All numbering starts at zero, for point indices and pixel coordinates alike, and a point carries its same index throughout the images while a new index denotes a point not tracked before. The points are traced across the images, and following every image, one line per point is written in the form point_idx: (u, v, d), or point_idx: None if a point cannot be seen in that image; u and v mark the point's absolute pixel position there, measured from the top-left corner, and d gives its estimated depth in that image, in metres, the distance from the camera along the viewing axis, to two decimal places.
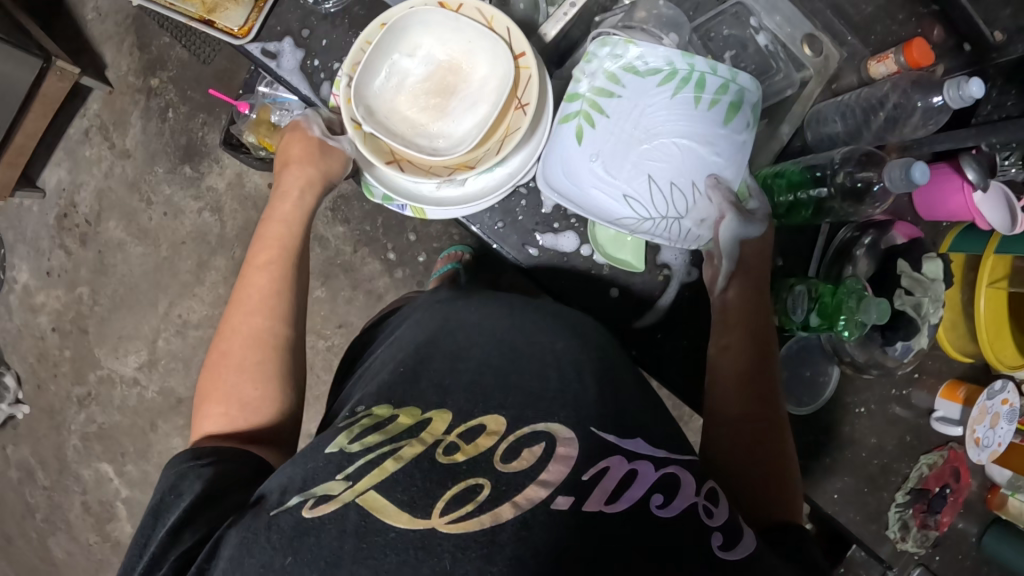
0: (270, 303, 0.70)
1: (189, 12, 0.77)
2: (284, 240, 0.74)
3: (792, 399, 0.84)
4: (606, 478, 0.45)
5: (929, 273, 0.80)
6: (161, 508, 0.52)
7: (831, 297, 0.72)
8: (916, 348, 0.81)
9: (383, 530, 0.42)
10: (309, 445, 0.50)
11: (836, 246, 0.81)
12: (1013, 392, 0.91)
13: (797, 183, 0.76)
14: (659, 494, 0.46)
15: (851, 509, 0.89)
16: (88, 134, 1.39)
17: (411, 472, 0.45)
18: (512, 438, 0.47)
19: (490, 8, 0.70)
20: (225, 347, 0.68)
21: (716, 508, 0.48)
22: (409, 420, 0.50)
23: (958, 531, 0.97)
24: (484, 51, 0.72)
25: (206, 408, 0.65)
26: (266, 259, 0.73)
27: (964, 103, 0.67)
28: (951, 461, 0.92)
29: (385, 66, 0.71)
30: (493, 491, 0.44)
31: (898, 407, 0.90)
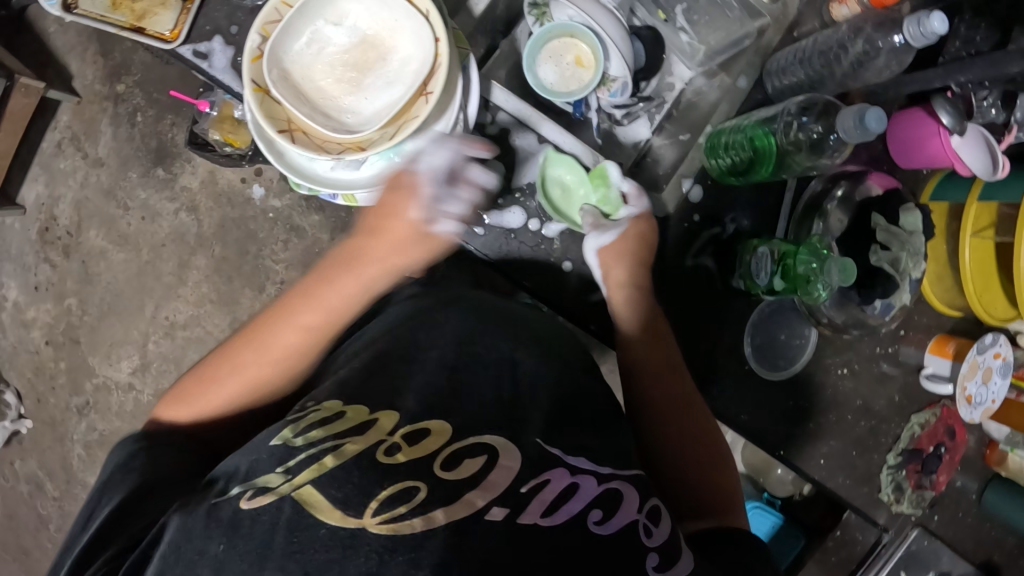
0: (293, 359, 0.66)
1: (119, 21, 0.74)
2: (342, 304, 0.68)
3: (769, 364, 0.80)
4: (543, 491, 0.47)
5: (906, 225, 0.76)
6: (95, 511, 0.56)
7: (796, 262, 0.70)
8: (897, 305, 0.78)
9: (312, 526, 0.41)
10: (258, 436, 0.51)
11: (805, 202, 0.77)
12: (1005, 346, 0.87)
13: (751, 138, 0.70)
14: (597, 511, 0.48)
15: (842, 474, 0.86)
16: (61, 146, 1.38)
17: (347, 469, 0.45)
18: (453, 447, 0.48)
19: None
20: (224, 362, 0.66)
21: (656, 527, 0.50)
22: (357, 419, 0.51)
23: (957, 490, 0.94)
24: (409, 27, 0.64)
25: (182, 402, 0.65)
26: (308, 322, 0.66)
27: (926, 41, 0.63)
28: (945, 419, 0.90)
29: (308, 31, 0.64)
30: (428, 494, 0.44)
31: (884, 364, 0.87)
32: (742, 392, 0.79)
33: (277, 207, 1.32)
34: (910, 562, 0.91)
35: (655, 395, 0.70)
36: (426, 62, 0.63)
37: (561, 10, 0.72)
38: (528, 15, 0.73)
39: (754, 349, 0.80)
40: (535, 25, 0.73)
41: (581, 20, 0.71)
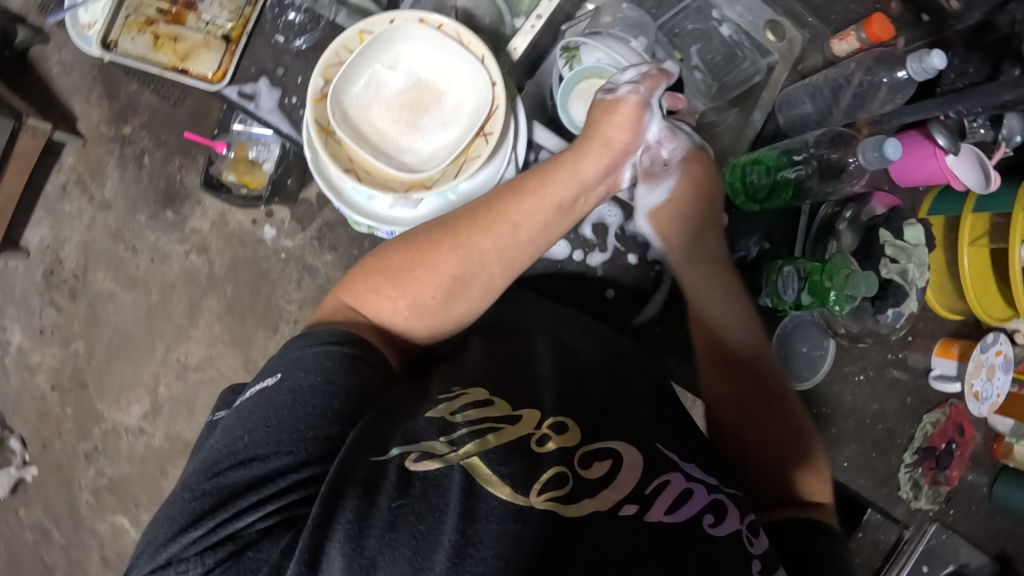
0: (506, 254, 0.65)
1: (161, 61, 0.83)
2: (561, 195, 0.66)
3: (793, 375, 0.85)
4: (667, 490, 0.51)
5: (911, 239, 0.82)
6: (256, 443, 0.50)
7: (823, 284, 0.73)
8: (906, 313, 0.82)
9: (484, 496, 0.47)
10: (411, 408, 0.57)
11: (818, 223, 0.82)
12: (1005, 342, 0.93)
13: (773, 167, 0.76)
14: (709, 514, 0.51)
15: (865, 475, 0.91)
16: (66, 188, 1.38)
17: (506, 451, 0.51)
18: (589, 446, 0.53)
19: (468, 32, 0.67)
20: (425, 257, 0.63)
21: (757, 538, 0.51)
22: (503, 410, 0.55)
23: (969, 485, 1.01)
24: (461, 72, 0.70)
25: (380, 291, 0.63)
26: (529, 212, 0.65)
27: (927, 75, 0.69)
28: (953, 417, 0.96)
29: (365, 75, 0.69)
30: (570, 488, 0.49)
31: (896, 370, 0.92)
32: None
33: (290, 247, 1.33)
34: (930, 556, 0.96)
35: (726, 390, 0.69)
36: (482, 105, 0.68)
37: (589, 52, 0.75)
38: (559, 57, 0.77)
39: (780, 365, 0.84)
40: (566, 67, 0.77)
41: (608, 62, 0.75)
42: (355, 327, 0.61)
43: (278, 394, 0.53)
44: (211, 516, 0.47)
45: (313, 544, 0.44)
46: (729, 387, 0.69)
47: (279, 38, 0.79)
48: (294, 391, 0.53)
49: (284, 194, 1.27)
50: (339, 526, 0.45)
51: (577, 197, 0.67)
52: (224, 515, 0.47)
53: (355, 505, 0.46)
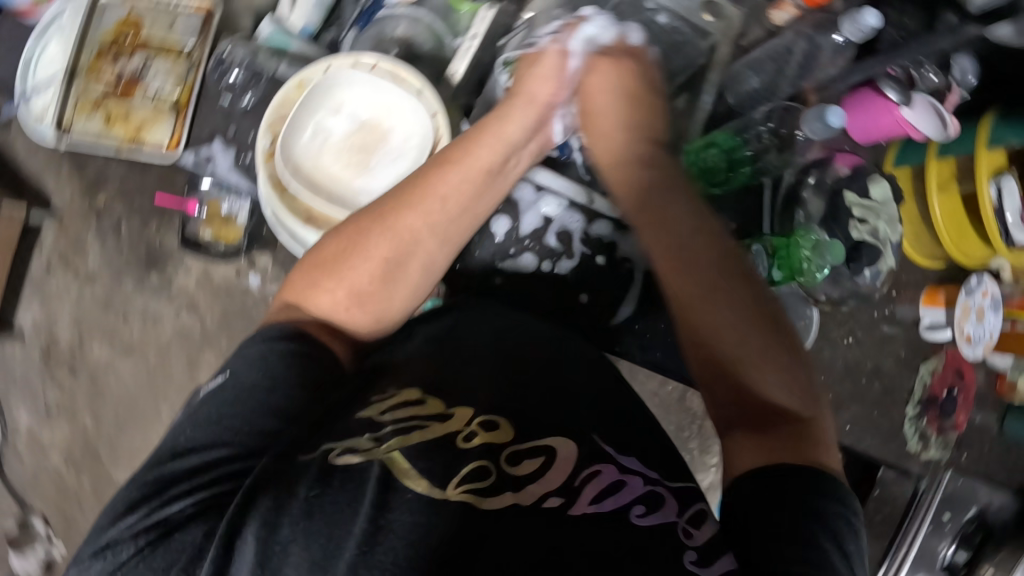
0: (442, 227, 0.65)
1: (117, 137, 0.84)
2: (490, 158, 0.67)
3: None
4: (597, 479, 0.52)
5: (878, 195, 0.82)
6: (201, 438, 0.51)
7: (788, 259, 0.75)
8: (883, 270, 0.83)
9: (401, 491, 0.48)
10: (345, 406, 0.59)
11: (783, 195, 0.82)
12: (990, 282, 0.91)
13: (729, 148, 0.78)
14: (640, 505, 0.50)
15: (868, 433, 0.92)
16: (50, 266, 1.39)
17: (429, 447, 0.52)
18: (517, 446, 0.53)
19: (402, 67, 0.69)
20: (358, 243, 0.62)
21: (697, 530, 0.49)
22: (437, 408, 0.56)
23: (979, 426, 1.02)
24: (402, 107, 0.71)
25: (318, 285, 0.61)
26: (459, 185, 0.65)
27: (864, 35, 0.70)
28: (951, 363, 0.95)
29: (310, 125, 0.71)
30: (494, 480, 0.51)
31: (886, 326, 0.93)
32: None
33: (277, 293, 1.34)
34: (951, 501, 0.92)
35: (687, 278, 0.58)
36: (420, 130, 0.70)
37: None
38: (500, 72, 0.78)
39: None
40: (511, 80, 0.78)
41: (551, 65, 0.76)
42: (297, 323, 0.60)
43: (221, 392, 0.54)
44: (140, 509, 0.48)
45: (231, 531, 0.46)
46: (690, 271, 0.58)
47: (223, 100, 0.84)
48: (242, 392, 0.53)
49: (262, 242, 1.29)
50: (255, 512, 0.46)
51: (504, 156, 0.68)
52: (154, 504, 0.48)
53: (270, 501, 0.47)
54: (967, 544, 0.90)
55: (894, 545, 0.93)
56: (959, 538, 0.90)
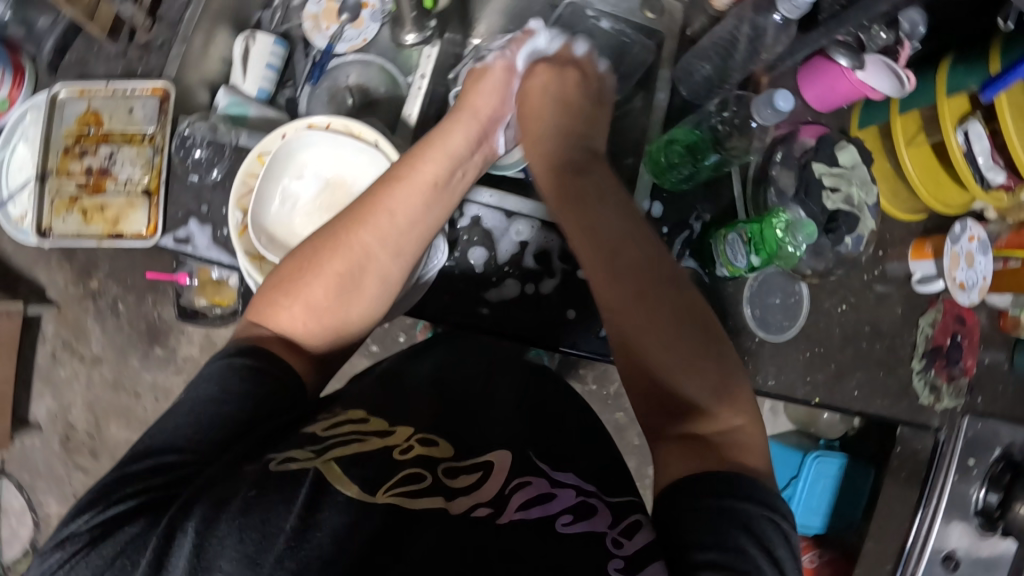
0: (388, 240, 0.67)
1: (96, 232, 0.88)
2: (437, 169, 0.69)
3: (775, 328, 0.85)
4: (526, 489, 0.56)
5: (846, 161, 0.83)
6: (154, 441, 0.54)
7: (763, 244, 0.75)
8: (864, 233, 0.84)
9: (333, 492, 0.51)
10: (287, 424, 0.61)
11: (753, 175, 0.83)
12: (976, 226, 0.92)
13: (691, 144, 0.77)
14: (566, 515, 0.54)
15: (881, 395, 0.91)
16: (56, 355, 1.41)
17: (367, 458, 0.55)
18: (454, 462, 0.58)
19: (355, 122, 0.72)
20: (309, 262, 0.66)
21: (627, 540, 0.53)
22: (377, 425, 0.61)
23: (989, 367, 1.03)
24: (361, 159, 0.74)
25: (276, 303, 0.65)
26: (407, 198, 0.68)
27: (800, 11, 0.67)
28: (948, 311, 0.95)
29: (278, 193, 0.74)
30: (428, 484, 0.55)
31: (879, 286, 0.92)
32: (764, 360, 0.85)
33: None
34: (973, 447, 0.97)
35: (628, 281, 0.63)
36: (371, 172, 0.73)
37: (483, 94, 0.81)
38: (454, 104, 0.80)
39: (757, 320, 0.84)
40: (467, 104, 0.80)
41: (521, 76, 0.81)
42: (259, 339, 0.63)
43: (179, 406, 0.56)
44: (88, 512, 0.49)
45: (172, 526, 0.47)
46: (631, 281, 0.62)
47: (193, 178, 0.84)
48: (197, 403, 0.56)
49: None
50: (195, 508, 0.47)
51: (452, 173, 0.70)
52: (103, 505, 0.49)
53: (212, 499, 0.48)
54: (997, 486, 0.95)
55: (926, 491, 0.98)
56: (989, 480, 0.96)
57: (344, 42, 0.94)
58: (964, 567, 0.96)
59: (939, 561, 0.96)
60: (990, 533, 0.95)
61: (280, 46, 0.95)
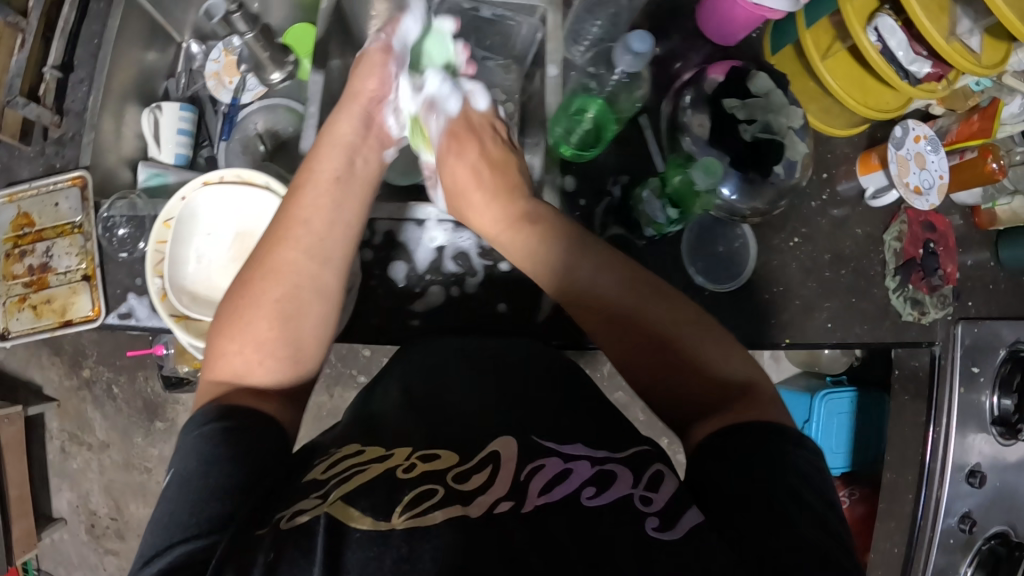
0: (315, 249, 0.68)
1: (49, 324, 0.89)
2: (337, 170, 0.72)
3: (723, 277, 0.82)
4: (542, 472, 0.56)
5: (759, 90, 0.77)
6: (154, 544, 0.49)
7: (681, 197, 0.76)
8: (795, 159, 0.80)
9: (348, 531, 0.50)
10: (288, 474, 0.59)
11: (666, 126, 0.82)
12: (921, 126, 0.89)
13: (578, 108, 0.77)
14: (589, 487, 0.54)
15: (859, 323, 0.88)
16: (65, 449, 1.43)
17: (373, 486, 0.54)
18: (460, 465, 0.57)
19: (245, 170, 0.76)
20: (247, 299, 0.65)
21: (654, 494, 0.54)
22: (375, 452, 0.60)
23: (975, 268, 0.99)
24: (260, 203, 0.77)
25: (224, 352, 0.63)
26: (322, 202, 0.69)
27: None
28: (914, 219, 0.91)
29: (191, 254, 0.77)
30: (444, 493, 0.54)
31: (831, 210, 0.89)
32: (721, 311, 0.81)
33: None
34: (975, 354, 0.96)
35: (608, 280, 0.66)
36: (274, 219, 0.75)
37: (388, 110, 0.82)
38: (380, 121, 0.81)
39: (699, 270, 0.82)
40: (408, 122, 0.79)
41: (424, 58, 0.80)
42: (224, 397, 0.61)
43: (167, 492, 0.53)
44: None
45: None
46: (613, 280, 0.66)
47: (122, 254, 0.86)
48: (185, 479, 0.53)
49: None
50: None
51: (352, 161, 0.73)
52: None
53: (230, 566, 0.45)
54: (1007, 390, 0.95)
55: (938, 404, 0.95)
56: (1000, 384, 0.96)
57: (247, 92, 1.00)
58: (990, 478, 0.95)
59: (966, 474, 0.94)
60: (1012, 439, 0.95)
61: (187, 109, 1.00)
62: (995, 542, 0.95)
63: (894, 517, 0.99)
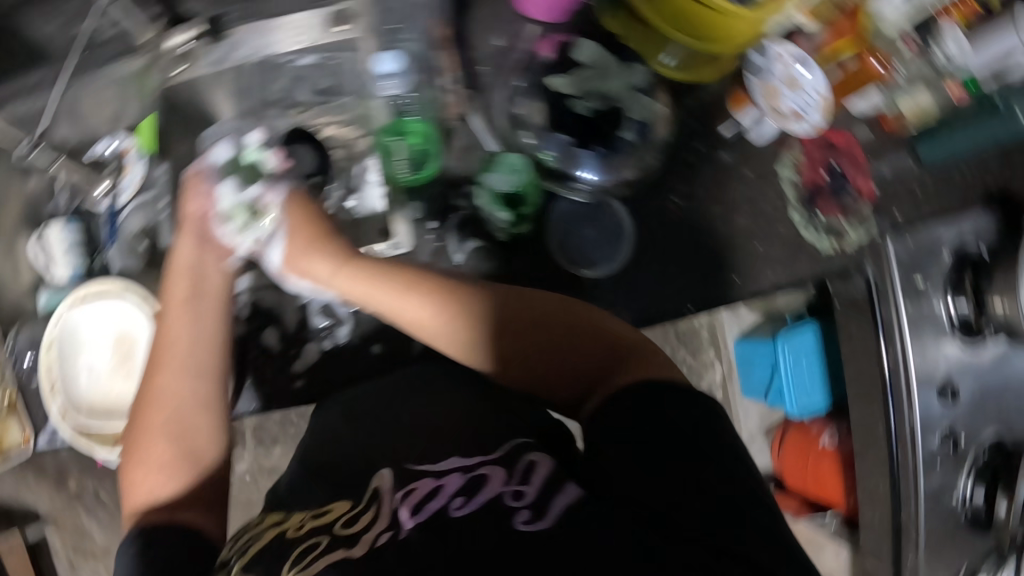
0: (189, 357, 0.66)
1: None
2: (187, 276, 0.71)
3: (599, 255, 0.85)
4: (414, 494, 0.48)
5: (586, 58, 0.83)
6: None
7: (515, 201, 0.87)
8: (647, 117, 0.83)
9: None
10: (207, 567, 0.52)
11: (506, 124, 0.86)
12: (785, 43, 0.75)
13: (419, 133, 0.86)
14: (459, 497, 0.46)
15: (769, 267, 0.82)
16: None
17: (258, 559, 0.47)
18: (348, 510, 0.49)
19: (100, 280, 0.78)
20: (138, 435, 0.63)
21: (526, 486, 0.47)
22: (272, 517, 0.52)
23: (894, 178, 0.86)
24: (125, 309, 0.79)
25: (130, 484, 0.61)
26: (181, 309, 0.68)
27: None
28: (811, 142, 0.89)
29: (79, 371, 0.79)
30: (326, 541, 0.46)
31: (712, 162, 0.84)
32: None
33: None
34: (917, 263, 0.80)
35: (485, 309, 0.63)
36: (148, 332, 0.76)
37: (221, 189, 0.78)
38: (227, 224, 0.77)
39: (562, 256, 0.86)
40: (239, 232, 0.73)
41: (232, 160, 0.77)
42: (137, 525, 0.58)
43: None
44: None
45: None
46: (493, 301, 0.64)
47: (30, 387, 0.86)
48: None
49: None
50: None
51: (198, 270, 0.71)
52: None
53: None
54: (962, 290, 0.78)
55: (885, 327, 0.80)
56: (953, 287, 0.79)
57: (125, 191, 0.89)
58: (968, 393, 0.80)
59: (935, 393, 0.80)
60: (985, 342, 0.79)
61: (75, 222, 0.88)
62: (990, 455, 0.81)
63: (868, 455, 0.85)
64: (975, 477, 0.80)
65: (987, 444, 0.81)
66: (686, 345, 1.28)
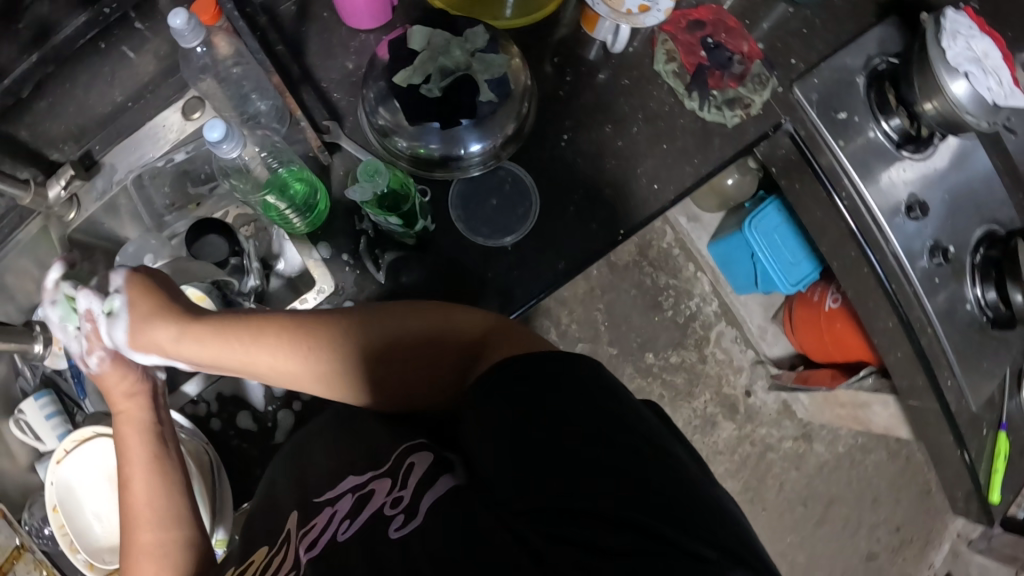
0: (159, 511, 0.67)
1: None
2: (141, 444, 0.71)
3: (515, 221, 0.79)
4: (310, 529, 0.55)
5: (421, 43, 0.75)
6: None
7: (397, 203, 0.73)
8: (501, 71, 0.76)
9: None
10: None
11: (378, 141, 0.79)
12: None
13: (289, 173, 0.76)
14: (345, 520, 0.53)
15: (686, 162, 0.82)
16: None
17: None
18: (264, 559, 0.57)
19: (76, 432, 0.82)
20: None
21: (401, 492, 0.52)
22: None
23: (776, 29, 0.84)
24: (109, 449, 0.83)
25: None
26: (145, 471, 0.69)
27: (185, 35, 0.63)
28: (677, 30, 0.85)
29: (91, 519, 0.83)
30: None
31: (589, 90, 0.82)
32: (542, 252, 0.78)
33: None
34: (831, 102, 0.80)
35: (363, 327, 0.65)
36: None
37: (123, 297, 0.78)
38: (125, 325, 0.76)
39: (481, 234, 0.78)
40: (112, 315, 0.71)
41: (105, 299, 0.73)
42: None
43: None
44: None
45: None
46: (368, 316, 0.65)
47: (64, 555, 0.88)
48: None
49: None
50: None
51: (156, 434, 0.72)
52: None
53: None
54: (891, 109, 0.78)
55: (829, 174, 0.80)
56: (879, 109, 0.78)
57: None
58: (932, 201, 0.79)
59: (905, 215, 0.79)
60: (927, 148, 0.78)
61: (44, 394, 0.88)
62: (985, 250, 0.80)
63: (870, 297, 0.85)
64: (980, 281, 0.80)
65: (978, 242, 0.81)
66: (664, 268, 1.28)
